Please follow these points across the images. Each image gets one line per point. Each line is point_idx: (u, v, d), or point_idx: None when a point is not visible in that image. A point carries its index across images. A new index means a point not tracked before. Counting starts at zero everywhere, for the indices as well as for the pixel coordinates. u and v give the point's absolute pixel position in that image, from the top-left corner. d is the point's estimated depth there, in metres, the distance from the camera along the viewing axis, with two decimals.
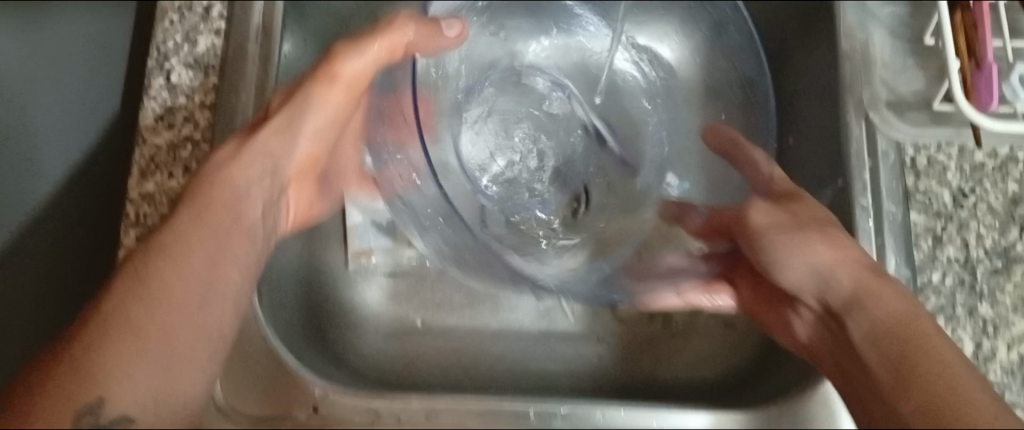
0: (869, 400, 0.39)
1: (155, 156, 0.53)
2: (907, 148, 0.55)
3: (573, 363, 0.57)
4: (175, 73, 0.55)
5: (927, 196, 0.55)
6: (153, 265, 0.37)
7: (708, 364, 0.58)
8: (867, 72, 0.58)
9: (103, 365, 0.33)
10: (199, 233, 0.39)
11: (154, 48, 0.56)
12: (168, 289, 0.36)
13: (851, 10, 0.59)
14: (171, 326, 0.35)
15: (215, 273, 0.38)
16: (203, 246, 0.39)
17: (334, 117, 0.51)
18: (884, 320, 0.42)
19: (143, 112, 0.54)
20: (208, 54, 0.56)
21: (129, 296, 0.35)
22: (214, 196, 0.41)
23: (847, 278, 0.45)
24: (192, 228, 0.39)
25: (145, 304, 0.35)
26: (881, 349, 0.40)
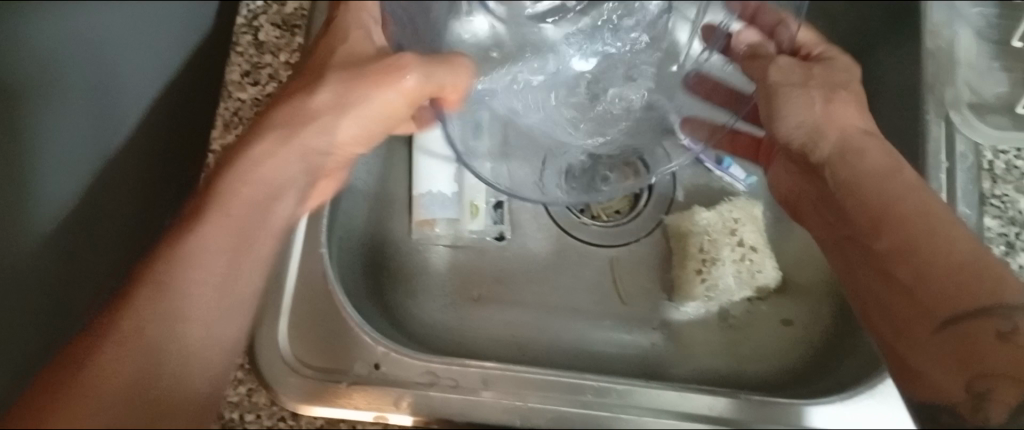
0: (906, 313, 0.50)
1: (239, 110, 0.58)
2: (986, 150, 0.53)
3: (628, 346, 0.65)
4: (262, 31, 0.60)
5: (1005, 201, 0.50)
6: (159, 284, 0.42)
7: (747, 360, 0.63)
8: None
9: (158, 349, 0.40)
10: (220, 239, 0.45)
11: (245, 7, 0.61)
12: (187, 302, 0.42)
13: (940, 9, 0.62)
14: (157, 333, 0.41)
15: (241, 268, 0.46)
16: (203, 268, 0.44)
17: (379, 113, 0.55)
18: (932, 230, 0.49)
19: (231, 68, 0.59)
20: (295, 15, 0.61)
21: (130, 313, 0.41)
22: (219, 224, 0.46)
23: (902, 188, 0.53)
24: (189, 257, 0.44)
25: (163, 311, 0.41)
26: (907, 263, 0.50)
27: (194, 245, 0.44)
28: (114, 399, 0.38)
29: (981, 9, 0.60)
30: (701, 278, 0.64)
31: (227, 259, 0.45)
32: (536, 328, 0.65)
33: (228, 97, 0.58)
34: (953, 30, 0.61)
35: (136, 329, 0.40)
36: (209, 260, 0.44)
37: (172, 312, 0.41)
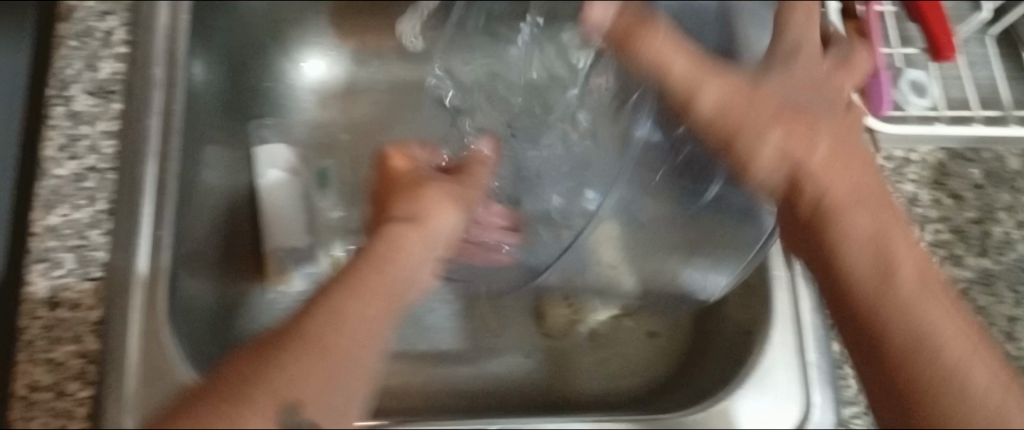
0: (854, 332, 0.42)
1: (58, 189, 0.54)
2: None
3: (501, 378, 0.64)
4: (76, 101, 0.56)
5: None
6: (332, 296, 0.43)
7: (613, 377, 0.64)
8: None
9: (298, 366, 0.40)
10: (352, 301, 0.43)
11: (55, 76, 0.57)
12: (342, 327, 0.42)
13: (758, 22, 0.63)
14: (333, 348, 0.41)
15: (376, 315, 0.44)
16: (375, 280, 0.45)
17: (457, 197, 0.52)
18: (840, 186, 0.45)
19: (45, 143, 0.55)
20: (111, 80, 0.57)
21: (328, 319, 0.42)
22: (386, 252, 0.47)
23: (822, 145, 0.47)
24: (346, 294, 0.43)
25: (324, 342, 0.41)
26: (858, 252, 0.42)
27: (382, 273, 0.45)
28: (292, 398, 0.40)
29: None
30: (567, 304, 0.66)
31: (384, 301, 0.44)
32: (408, 372, 0.64)
33: (45, 175, 0.54)
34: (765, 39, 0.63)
35: (310, 347, 0.41)
36: (358, 305, 0.43)
37: (366, 325, 0.43)
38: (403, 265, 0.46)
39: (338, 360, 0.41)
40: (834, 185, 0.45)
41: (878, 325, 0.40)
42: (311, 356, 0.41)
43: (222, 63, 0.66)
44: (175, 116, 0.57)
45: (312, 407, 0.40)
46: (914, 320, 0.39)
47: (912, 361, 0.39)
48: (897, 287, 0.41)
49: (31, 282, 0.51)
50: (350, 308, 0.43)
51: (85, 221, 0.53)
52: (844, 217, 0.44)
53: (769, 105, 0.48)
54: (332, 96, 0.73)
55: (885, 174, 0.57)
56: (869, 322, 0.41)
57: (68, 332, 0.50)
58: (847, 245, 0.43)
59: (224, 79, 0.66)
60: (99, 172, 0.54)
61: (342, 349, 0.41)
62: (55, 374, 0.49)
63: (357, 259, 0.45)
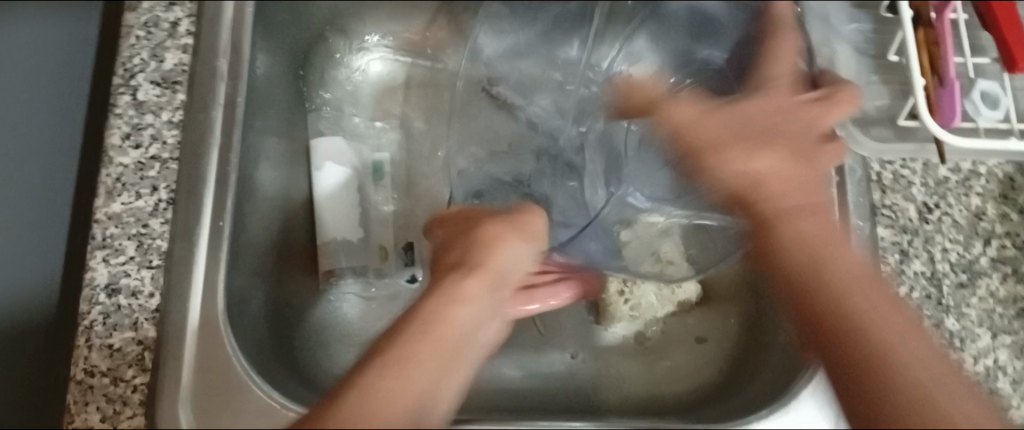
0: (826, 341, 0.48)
1: (122, 176, 0.55)
2: (873, 163, 0.57)
3: (547, 381, 0.64)
4: (141, 90, 0.57)
5: (894, 211, 0.55)
6: (396, 350, 0.46)
7: (661, 382, 0.64)
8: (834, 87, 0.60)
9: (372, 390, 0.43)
10: (422, 345, 0.46)
11: (120, 65, 0.58)
12: (411, 357, 0.45)
13: (816, 28, 0.63)
14: (384, 391, 0.43)
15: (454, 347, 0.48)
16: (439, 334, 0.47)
17: (521, 245, 0.56)
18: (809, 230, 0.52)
19: (110, 131, 0.56)
20: (175, 71, 0.58)
21: (388, 368, 0.44)
22: (432, 315, 0.49)
23: (780, 181, 0.53)
24: (417, 337, 0.47)
25: (389, 374, 0.44)
26: (798, 251, 0.51)
27: (444, 326, 0.48)
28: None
29: (857, 27, 0.63)
30: (624, 299, 0.63)
31: (443, 358, 0.46)
32: None
33: (109, 163, 0.55)
34: (831, 46, 0.62)
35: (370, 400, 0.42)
36: (430, 345, 0.47)
37: (428, 368, 0.45)
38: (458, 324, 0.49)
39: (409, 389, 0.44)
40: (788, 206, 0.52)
41: (847, 327, 0.48)
42: (368, 404, 0.42)
43: (284, 55, 0.67)
44: (237, 109, 0.58)
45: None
46: (854, 313, 0.48)
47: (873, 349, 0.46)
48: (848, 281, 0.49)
49: (94, 268, 0.52)
50: (417, 355, 0.46)
51: (147, 209, 0.54)
52: (850, 300, 0.48)
53: (731, 136, 0.56)
54: (388, 89, 0.73)
55: (951, 187, 0.56)
56: (852, 361, 0.46)
57: (127, 319, 0.51)
58: (790, 252, 0.51)
59: (286, 70, 0.67)
60: (162, 162, 0.55)
61: (407, 382, 0.44)
62: (112, 360, 0.50)
63: (409, 320, 0.47)
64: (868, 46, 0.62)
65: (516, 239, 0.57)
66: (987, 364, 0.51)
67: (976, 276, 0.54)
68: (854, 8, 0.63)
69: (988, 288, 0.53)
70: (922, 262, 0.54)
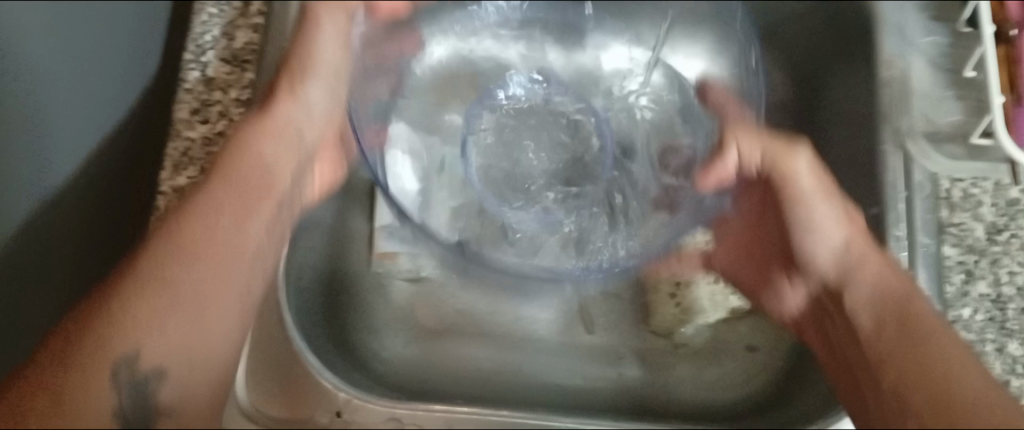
0: (862, 379, 0.43)
1: (188, 150, 0.56)
2: (942, 180, 0.56)
3: (591, 380, 0.64)
4: (211, 67, 0.58)
5: (961, 229, 0.54)
6: (170, 253, 0.44)
7: (709, 387, 0.63)
8: (906, 102, 0.59)
9: (128, 315, 0.41)
10: (226, 201, 0.48)
11: (192, 41, 0.59)
12: (194, 243, 0.45)
13: (892, 38, 0.61)
14: (179, 313, 0.43)
15: (240, 226, 0.48)
16: (244, 230, 0.48)
17: (271, 136, 0.54)
18: (878, 294, 0.46)
19: (179, 106, 0.57)
20: (245, 49, 0.59)
21: (158, 278, 0.43)
22: (208, 198, 0.48)
23: (858, 250, 0.49)
24: (200, 229, 0.46)
25: (180, 259, 0.44)
26: (883, 333, 0.43)
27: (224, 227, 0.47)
28: (138, 350, 0.41)
29: (934, 39, 0.61)
30: (674, 301, 0.64)
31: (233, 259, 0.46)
32: (498, 360, 0.65)
33: (177, 137, 0.56)
34: (905, 57, 0.61)
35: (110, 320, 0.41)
36: (225, 228, 0.47)
37: (202, 276, 0.44)
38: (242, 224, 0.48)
39: (172, 291, 0.43)
40: (870, 290, 0.46)
41: (887, 371, 0.41)
42: (121, 323, 0.41)
43: None
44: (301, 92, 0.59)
45: (162, 353, 0.42)
46: (927, 345, 0.41)
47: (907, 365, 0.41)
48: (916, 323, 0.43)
49: None
50: (184, 267, 0.44)
51: None
52: (937, 329, 0.42)
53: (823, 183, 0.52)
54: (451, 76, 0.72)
55: (1022, 208, 0.54)
56: (894, 384, 0.41)
57: None
58: (856, 288, 0.47)
59: None
60: (228, 138, 0.56)
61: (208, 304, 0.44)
62: None
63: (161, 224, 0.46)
64: (944, 60, 0.60)
65: (302, 101, 0.56)
66: None
67: None
68: (932, 19, 0.62)
69: None
70: (988, 284, 0.52)
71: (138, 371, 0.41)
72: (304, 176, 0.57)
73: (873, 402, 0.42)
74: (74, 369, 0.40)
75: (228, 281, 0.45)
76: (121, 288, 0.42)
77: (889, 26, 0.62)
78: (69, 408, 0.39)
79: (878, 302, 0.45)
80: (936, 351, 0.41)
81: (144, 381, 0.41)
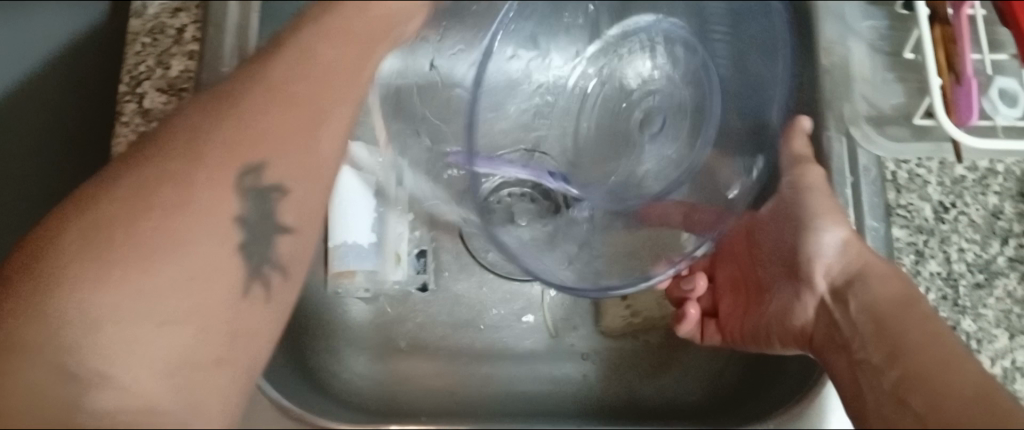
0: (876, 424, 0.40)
1: None
2: (887, 162, 0.56)
3: (558, 384, 0.64)
4: (147, 98, 0.57)
5: (909, 210, 0.55)
6: (196, 141, 0.40)
7: (678, 385, 0.64)
8: (848, 88, 0.59)
9: (154, 214, 0.37)
10: (307, 77, 0.43)
11: (126, 73, 0.58)
12: (248, 133, 0.40)
13: (832, 23, 0.62)
14: (182, 250, 0.37)
15: (317, 107, 0.42)
16: (306, 75, 0.43)
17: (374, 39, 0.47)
18: (917, 333, 0.42)
19: (116, 140, 0.56)
20: (181, 77, 0.58)
21: (155, 185, 0.38)
22: (302, 64, 0.43)
23: (883, 288, 0.47)
24: (250, 110, 0.41)
25: (195, 158, 0.39)
26: (915, 359, 0.41)
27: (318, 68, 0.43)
28: (260, 162, 0.40)
29: (871, 23, 0.61)
30: (624, 306, 0.64)
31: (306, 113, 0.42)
32: (463, 371, 0.65)
33: None
34: (844, 44, 0.61)
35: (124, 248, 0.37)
36: (267, 114, 0.41)
37: (283, 107, 0.42)
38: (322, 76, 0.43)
39: (209, 171, 0.39)
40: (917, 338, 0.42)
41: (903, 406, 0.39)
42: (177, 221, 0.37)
43: None
44: None
45: (280, 170, 0.40)
46: (943, 380, 0.39)
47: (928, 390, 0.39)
48: (958, 369, 0.40)
49: None
50: (251, 114, 0.41)
51: None
52: (955, 375, 0.39)
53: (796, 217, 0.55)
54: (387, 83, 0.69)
55: (967, 185, 0.55)
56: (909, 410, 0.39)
57: None
58: (901, 330, 0.43)
59: None
60: None
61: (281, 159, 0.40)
62: None
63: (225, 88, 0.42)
64: (883, 43, 0.60)
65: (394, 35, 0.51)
66: (1004, 366, 0.50)
67: (994, 276, 0.53)
68: (870, 3, 0.62)
69: (1005, 287, 0.52)
70: (937, 263, 0.53)
71: (260, 181, 0.40)
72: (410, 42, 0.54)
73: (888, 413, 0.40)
74: (69, 250, 0.37)
75: (270, 152, 0.40)
76: (127, 186, 0.38)
77: (827, 12, 0.62)
78: (75, 300, 0.36)
79: (876, 316, 0.45)
80: (903, 341, 0.42)
81: (265, 195, 0.40)
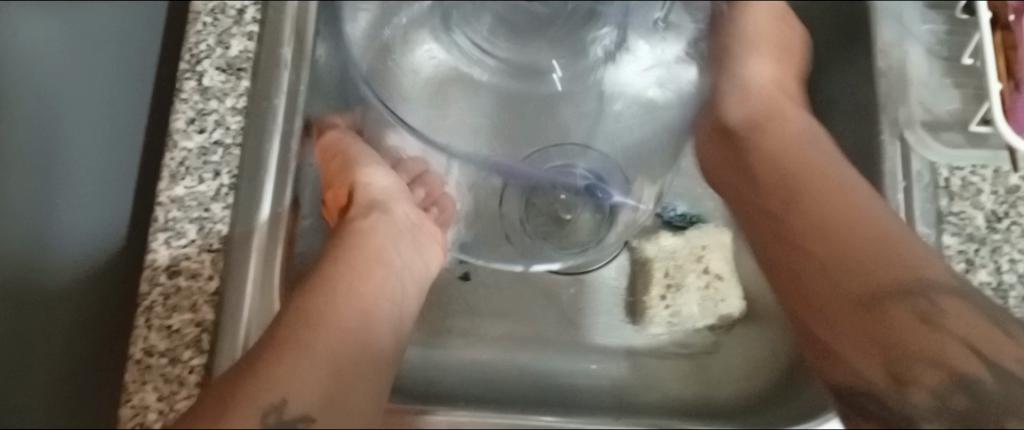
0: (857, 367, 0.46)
1: (185, 161, 0.56)
2: (942, 169, 0.55)
3: (594, 377, 0.65)
4: (207, 76, 0.58)
5: (960, 218, 0.54)
6: (246, 387, 0.41)
7: (712, 386, 0.64)
8: (903, 92, 0.59)
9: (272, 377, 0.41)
10: (342, 305, 0.48)
11: (187, 51, 0.59)
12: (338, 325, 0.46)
13: (889, 27, 0.61)
14: (305, 363, 0.42)
15: (343, 314, 0.47)
16: (343, 334, 0.45)
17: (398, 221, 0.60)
18: (871, 237, 0.52)
19: (175, 115, 0.57)
20: (240, 57, 0.59)
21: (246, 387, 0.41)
22: (336, 304, 0.48)
23: (816, 185, 0.58)
24: (306, 332, 0.45)
25: (268, 382, 0.41)
26: (857, 275, 0.51)
27: (369, 282, 0.51)
28: (279, 398, 0.40)
29: (930, 28, 0.61)
30: (664, 303, 0.65)
31: (371, 310, 0.49)
32: (500, 359, 0.66)
33: (173, 147, 0.56)
34: (900, 46, 0.60)
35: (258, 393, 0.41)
36: (324, 349, 0.44)
37: (350, 290, 0.49)
38: (373, 282, 0.51)
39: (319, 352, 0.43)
40: (840, 240, 0.53)
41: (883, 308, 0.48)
42: (306, 358, 0.43)
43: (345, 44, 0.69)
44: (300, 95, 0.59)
45: (303, 402, 0.40)
46: (893, 293, 0.49)
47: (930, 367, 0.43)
48: (896, 248, 0.51)
49: (159, 249, 0.54)
50: (323, 304, 0.47)
51: (209, 193, 0.55)
52: (910, 271, 0.49)
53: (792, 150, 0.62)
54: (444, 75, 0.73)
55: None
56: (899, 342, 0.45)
57: (186, 300, 0.53)
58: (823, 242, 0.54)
59: (347, 59, 0.69)
60: (224, 147, 0.56)
61: (365, 328, 0.47)
62: (171, 341, 0.52)
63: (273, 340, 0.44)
64: (941, 49, 0.60)
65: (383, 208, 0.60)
66: None
67: None
68: (928, 8, 0.61)
69: None
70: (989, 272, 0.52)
71: (284, 415, 0.39)
72: (409, 239, 0.59)
73: (863, 348, 0.47)
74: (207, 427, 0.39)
75: (322, 349, 0.43)
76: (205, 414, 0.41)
77: (885, 15, 0.61)
78: None
79: (822, 230, 0.55)
80: (838, 238, 0.54)
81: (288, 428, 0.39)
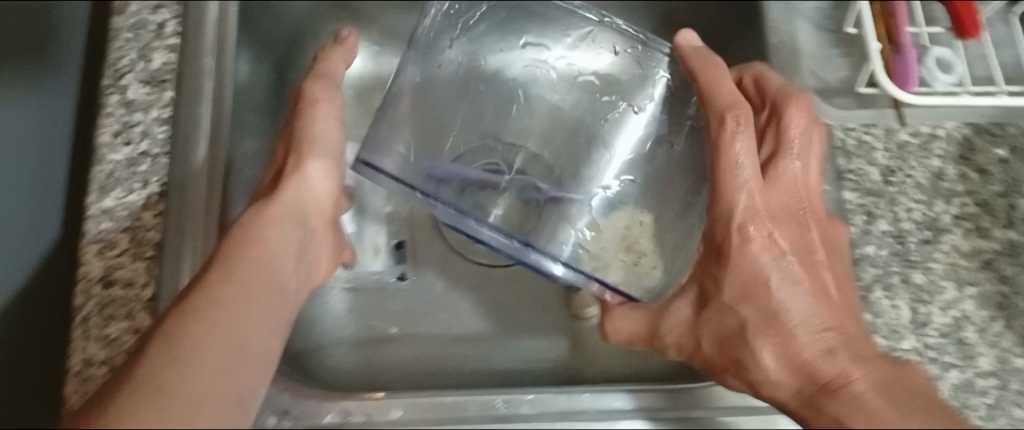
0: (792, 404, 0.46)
1: (114, 173, 0.57)
2: (836, 130, 0.59)
3: (533, 360, 0.67)
4: (130, 89, 0.60)
5: (858, 175, 0.58)
6: (163, 366, 0.36)
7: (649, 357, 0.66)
8: (795, 65, 0.63)
9: (165, 388, 0.35)
10: (237, 290, 0.41)
11: (110, 67, 0.60)
12: (205, 325, 0.38)
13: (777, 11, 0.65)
14: (205, 354, 0.37)
15: (262, 300, 0.41)
16: (238, 317, 0.39)
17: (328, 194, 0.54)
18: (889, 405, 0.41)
19: (101, 129, 0.58)
20: (163, 69, 0.60)
21: (162, 364, 0.36)
22: (238, 282, 0.41)
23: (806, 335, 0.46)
24: (197, 323, 0.38)
25: (172, 369, 0.36)
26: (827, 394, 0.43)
27: (256, 250, 0.44)
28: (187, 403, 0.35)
29: (816, 8, 0.65)
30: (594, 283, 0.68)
31: (255, 286, 0.42)
32: (443, 353, 0.68)
33: (101, 161, 0.57)
34: (789, 25, 0.65)
35: (165, 378, 0.35)
36: (227, 314, 0.39)
37: (264, 268, 0.43)
38: (265, 254, 0.45)
39: (219, 345, 0.38)
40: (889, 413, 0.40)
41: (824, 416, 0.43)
42: (180, 350, 0.37)
43: (266, 55, 0.70)
44: (224, 105, 0.60)
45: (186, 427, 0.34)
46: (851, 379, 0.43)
47: (850, 411, 0.41)
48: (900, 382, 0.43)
49: (89, 259, 0.54)
50: (228, 285, 0.41)
51: (139, 202, 0.56)
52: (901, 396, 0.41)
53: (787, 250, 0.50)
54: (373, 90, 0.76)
55: (911, 150, 0.59)
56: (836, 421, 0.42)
57: (122, 309, 0.53)
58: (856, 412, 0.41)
59: (269, 70, 0.70)
60: (151, 157, 0.57)
61: (266, 296, 0.42)
62: (109, 349, 0.52)
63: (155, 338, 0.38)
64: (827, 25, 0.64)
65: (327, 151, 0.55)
66: (954, 312, 0.55)
67: (941, 233, 0.57)
68: None
69: (952, 243, 0.57)
70: (888, 222, 0.58)
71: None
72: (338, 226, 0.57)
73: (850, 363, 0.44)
74: None
75: (230, 353, 0.38)
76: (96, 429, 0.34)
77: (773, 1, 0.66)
78: None
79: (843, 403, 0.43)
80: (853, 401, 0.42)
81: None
